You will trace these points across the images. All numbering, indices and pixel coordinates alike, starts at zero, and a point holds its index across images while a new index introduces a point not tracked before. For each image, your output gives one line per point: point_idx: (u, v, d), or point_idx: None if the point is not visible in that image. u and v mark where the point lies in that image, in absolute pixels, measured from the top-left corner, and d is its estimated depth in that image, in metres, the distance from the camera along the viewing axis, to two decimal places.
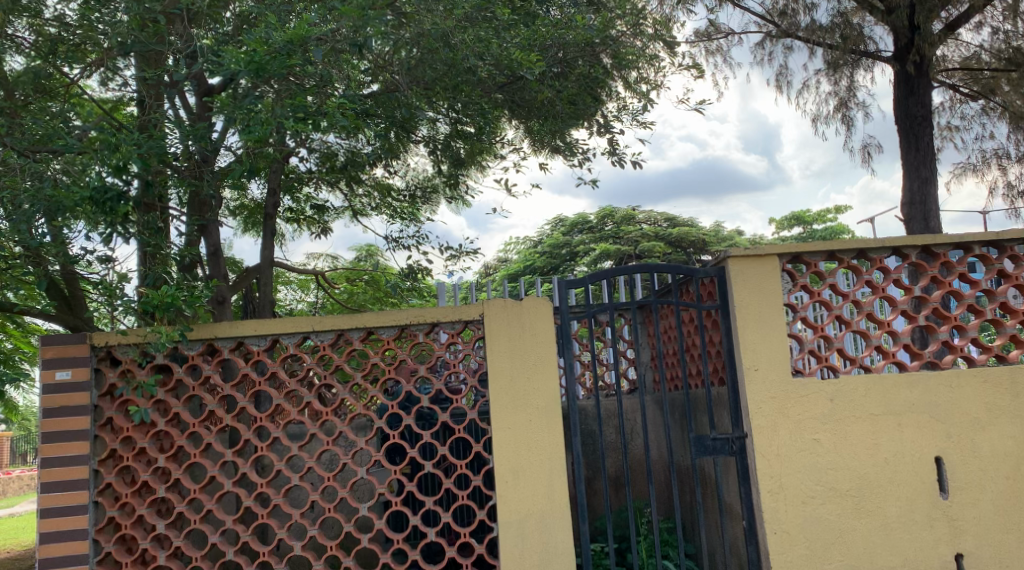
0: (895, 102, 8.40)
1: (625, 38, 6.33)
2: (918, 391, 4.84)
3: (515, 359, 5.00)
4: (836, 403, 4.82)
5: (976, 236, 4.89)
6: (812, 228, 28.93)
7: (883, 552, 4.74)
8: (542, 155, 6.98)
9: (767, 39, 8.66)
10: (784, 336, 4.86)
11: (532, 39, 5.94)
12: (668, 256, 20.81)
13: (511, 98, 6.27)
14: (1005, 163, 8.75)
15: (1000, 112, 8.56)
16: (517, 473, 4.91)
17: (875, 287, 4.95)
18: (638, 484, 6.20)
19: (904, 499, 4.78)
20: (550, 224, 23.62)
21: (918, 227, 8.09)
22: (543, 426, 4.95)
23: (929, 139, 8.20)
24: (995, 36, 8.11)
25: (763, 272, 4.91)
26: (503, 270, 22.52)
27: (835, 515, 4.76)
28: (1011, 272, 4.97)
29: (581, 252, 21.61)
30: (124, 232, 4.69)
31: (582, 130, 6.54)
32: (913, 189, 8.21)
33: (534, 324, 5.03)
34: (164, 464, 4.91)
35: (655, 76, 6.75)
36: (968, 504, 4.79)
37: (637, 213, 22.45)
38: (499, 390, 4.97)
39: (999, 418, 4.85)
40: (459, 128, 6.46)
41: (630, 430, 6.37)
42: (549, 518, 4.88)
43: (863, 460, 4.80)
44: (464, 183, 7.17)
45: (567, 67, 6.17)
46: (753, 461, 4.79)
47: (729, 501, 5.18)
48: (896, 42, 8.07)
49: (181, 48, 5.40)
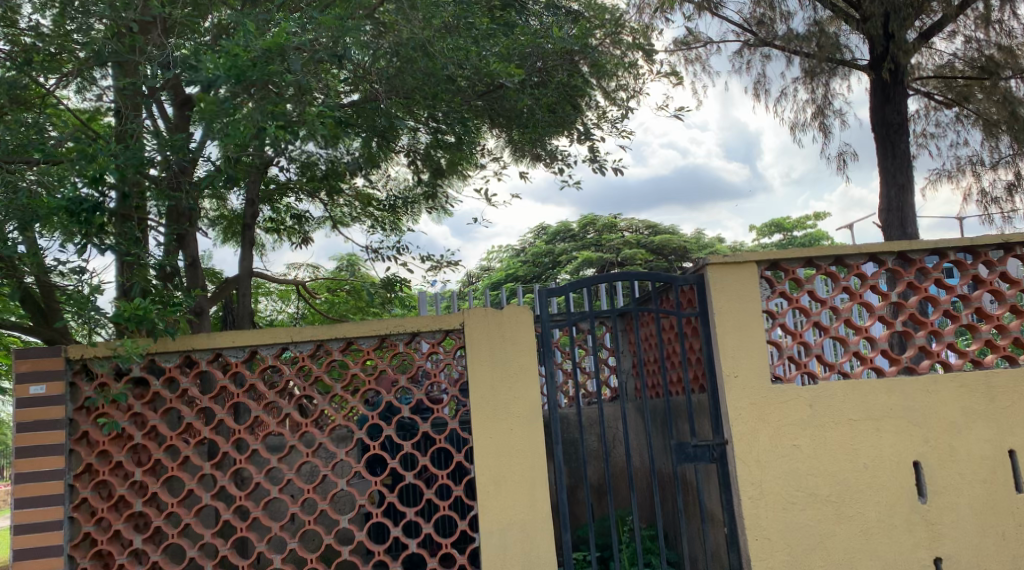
0: (871, 109, 8.49)
1: (604, 46, 6.37)
2: (896, 396, 4.88)
3: (496, 368, 4.99)
4: (815, 409, 4.85)
5: (952, 243, 4.93)
6: (792, 235, 29.27)
7: (864, 557, 4.77)
8: (522, 164, 7.00)
9: (744, 48, 8.75)
10: (764, 342, 4.88)
11: (511, 48, 5.95)
12: (650, 264, 20.92)
13: (491, 106, 6.20)
14: (979, 169, 8.86)
15: (975, 119, 8.67)
16: (499, 482, 4.89)
17: (852, 293, 4.99)
18: (621, 492, 6.21)
19: (884, 503, 4.81)
20: (532, 232, 23.68)
21: (896, 234, 8.20)
22: (524, 435, 4.94)
23: (906, 146, 8.29)
24: (968, 45, 8.21)
25: (741, 279, 4.94)
26: (486, 279, 22.52)
27: (816, 520, 4.78)
28: (986, 277, 5.01)
29: (563, 260, 21.67)
30: (100, 244, 4.64)
31: (562, 139, 6.57)
32: (890, 195, 8.29)
33: (514, 332, 5.03)
34: (141, 478, 4.85)
35: (634, 84, 6.78)
36: (947, 508, 4.82)
37: (619, 220, 22.52)
38: (480, 399, 4.96)
39: (975, 422, 4.89)
40: (440, 138, 6.43)
41: (612, 438, 6.37)
42: (533, 527, 4.87)
43: (843, 466, 4.82)
44: (445, 193, 7.15)
45: (547, 74, 6.19)
46: (734, 467, 4.80)
47: (712, 508, 5.18)
48: (873, 50, 8.13)
49: (157, 57, 5.25)
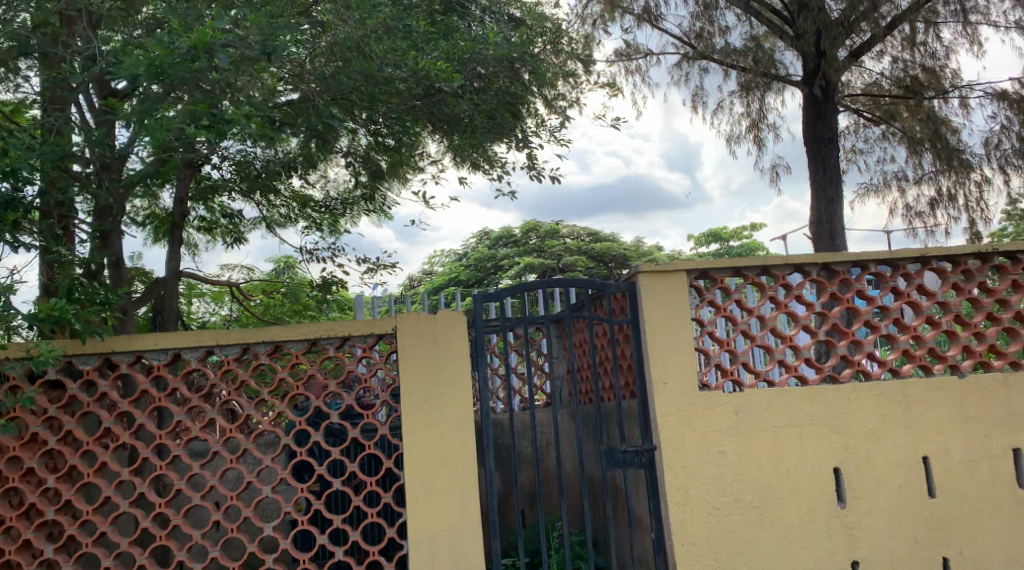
0: (803, 124, 8.71)
1: (545, 56, 6.49)
2: (817, 403, 5.00)
3: (427, 373, 4.96)
4: (741, 416, 4.94)
5: (872, 254, 5.08)
6: (728, 245, 29.99)
7: (784, 561, 4.88)
8: (462, 169, 6.98)
9: (683, 61, 8.91)
10: (691, 349, 4.97)
11: (450, 51, 6.03)
12: (591, 270, 21.14)
13: (430, 108, 6.14)
14: (903, 185, 9.19)
15: (900, 137, 8.97)
16: (427, 488, 4.86)
17: (778, 303, 5.10)
18: (552, 498, 6.24)
19: (804, 508, 4.93)
20: (475, 237, 23.68)
21: (825, 245, 8.42)
22: (455, 441, 4.92)
23: (835, 161, 8.55)
24: (896, 64, 8.53)
25: (671, 287, 5.02)
26: (427, 283, 22.42)
27: (739, 525, 4.86)
28: (903, 289, 5.17)
29: (505, 265, 21.70)
30: (15, 241, 4.47)
31: (502, 145, 6.55)
32: (820, 209, 8.53)
33: (447, 337, 5.00)
34: (54, 484, 4.66)
35: (573, 93, 6.84)
36: (864, 513, 4.96)
37: (561, 228, 22.72)
38: (411, 404, 4.92)
39: (892, 429, 5.04)
40: (380, 141, 6.38)
41: (544, 444, 6.41)
42: (459, 534, 4.84)
43: (766, 472, 4.93)
44: (384, 196, 7.10)
45: (487, 81, 6.22)
46: (661, 474, 4.86)
47: (640, 514, 5.24)
48: (805, 67, 8.37)
49: (82, 50, 5.09)
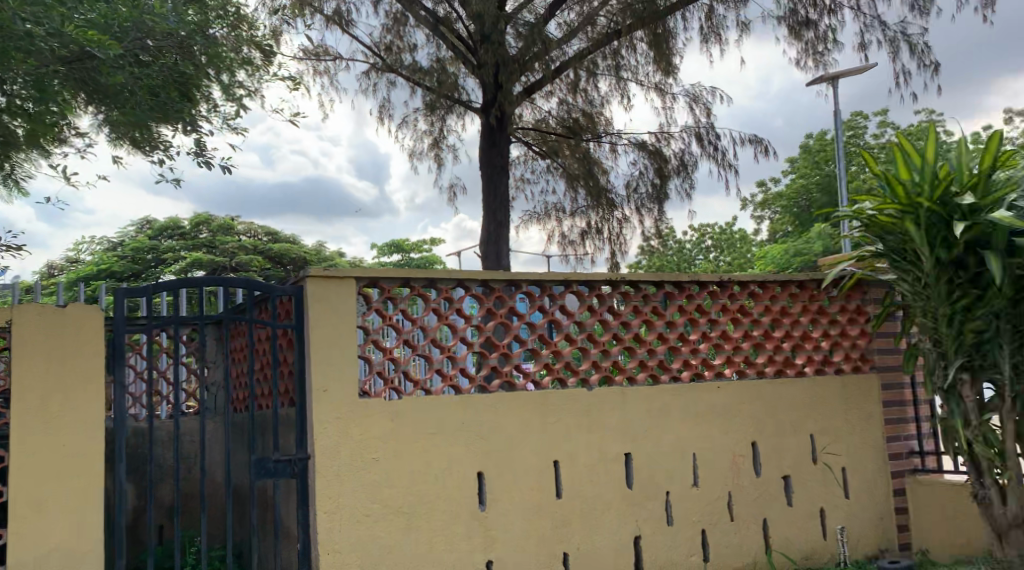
0: (479, 149, 9.25)
1: (224, 40, 6.25)
2: (467, 412, 5.28)
3: (52, 374, 4.36)
4: (395, 423, 5.03)
5: (526, 275, 5.46)
6: (407, 257, 30.74)
7: (425, 563, 5.04)
8: (120, 148, 6.37)
9: (371, 70, 8.99)
10: (353, 354, 4.95)
11: (110, 16, 5.34)
12: (266, 272, 20.32)
13: (81, 77, 5.40)
14: (560, 216, 10.13)
15: (560, 172, 9.75)
16: (39, 505, 4.25)
17: (440, 315, 5.27)
18: (195, 511, 5.84)
19: (447, 512, 5.15)
20: (136, 225, 21.52)
21: (491, 264, 8.98)
22: (80, 451, 4.37)
23: (505, 187, 9.13)
24: (562, 106, 9.46)
25: (338, 293, 4.97)
26: (72, 271, 19.86)
27: (385, 531, 4.94)
28: (549, 308, 5.61)
29: (168, 259, 19.97)
30: None
31: (169, 129, 6.06)
32: (489, 230, 9.05)
33: (80, 335, 4.45)
34: None
35: (251, 84, 6.65)
36: (500, 514, 5.32)
37: (237, 224, 21.63)
38: (27, 409, 4.28)
39: (530, 436, 5.46)
40: (15, 103, 5.32)
41: (190, 454, 5.98)
42: (73, 557, 4.29)
43: (415, 478, 5.07)
44: (17, 168, 6.17)
45: (157, 54, 5.76)
46: (312, 482, 4.78)
47: (288, 524, 5.11)
48: (484, 94, 8.75)
49: None
